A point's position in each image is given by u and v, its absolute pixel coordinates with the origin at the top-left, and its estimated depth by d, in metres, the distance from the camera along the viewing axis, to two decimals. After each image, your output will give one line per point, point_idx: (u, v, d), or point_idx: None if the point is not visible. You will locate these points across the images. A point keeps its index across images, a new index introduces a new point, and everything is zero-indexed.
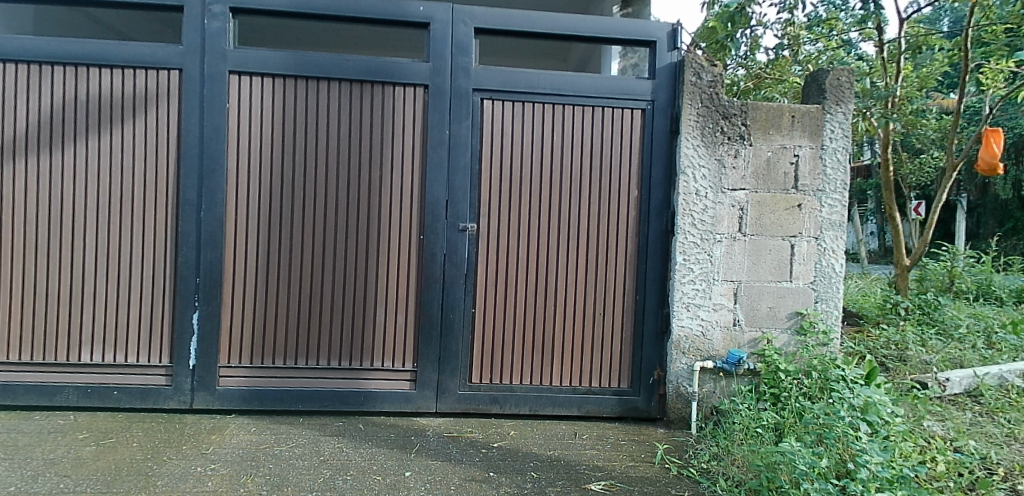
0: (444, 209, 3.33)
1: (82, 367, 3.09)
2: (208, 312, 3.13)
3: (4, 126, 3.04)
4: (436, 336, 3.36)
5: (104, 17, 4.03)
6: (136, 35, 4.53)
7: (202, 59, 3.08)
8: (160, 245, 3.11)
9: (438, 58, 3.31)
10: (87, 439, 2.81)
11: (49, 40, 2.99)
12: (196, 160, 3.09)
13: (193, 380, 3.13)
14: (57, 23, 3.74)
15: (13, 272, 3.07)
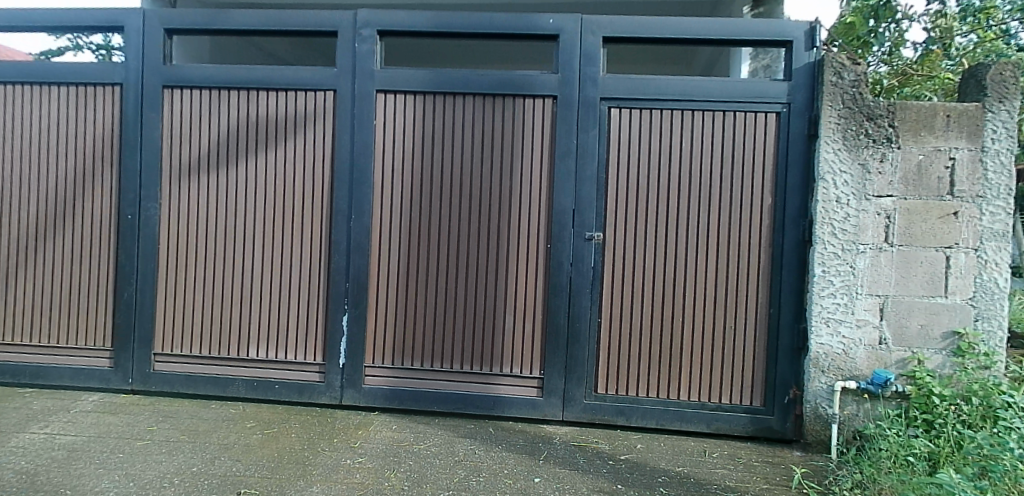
0: (571, 218, 3.35)
1: (250, 362, 3.36)
2: (355, 315, 3.34)
3: (185, 145, 3.30)
4: (562, 345, 3.38)
5: (264, 44, 4.44)
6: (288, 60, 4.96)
7: (353, 79, 3.29)
8: (315, 252, 3.33)
9: (567, 69, 3.35)
10: (255, 427, 3.09)
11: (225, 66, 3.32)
12: (346, 173, 3.31)
13: (342, 377, 3.35)
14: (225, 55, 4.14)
15: (189, 276, 3.35)
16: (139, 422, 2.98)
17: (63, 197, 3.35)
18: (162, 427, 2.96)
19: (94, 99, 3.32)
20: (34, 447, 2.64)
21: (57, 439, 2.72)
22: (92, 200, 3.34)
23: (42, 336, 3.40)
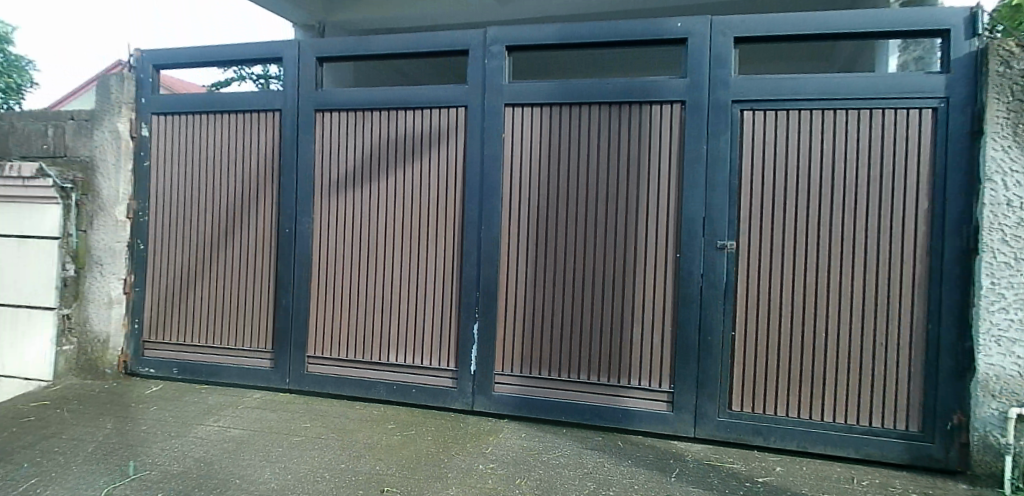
0: (701, 226, 3.24)
1: (390, 366, 3.52)
2: (485, 323, 3.42)
3: (335, 166, 3.54)
4: (693, 358, 3.26)
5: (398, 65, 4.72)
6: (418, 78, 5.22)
7: (483, 95, 3.39)
8: (448, 263, 3.45)
9: (696, 72, 3.24)
10: (394, 428, 3.23)
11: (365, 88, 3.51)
12: (477, 186, 3.40)
13: (473, 383, 3.43)
14: (350, 81, 4.47)
15: (339, 287, 3.57)
16: (295, 419, 3.19)
17: (230, 214, 3.66)
18: (315, 425, 3.15)
19: (260, 125, 3.63)
20: (210, 437, 2.87)
21: (228, 432, 2.94)
22: (255, 217, 3.64)
23: (212, 339, 3.71)
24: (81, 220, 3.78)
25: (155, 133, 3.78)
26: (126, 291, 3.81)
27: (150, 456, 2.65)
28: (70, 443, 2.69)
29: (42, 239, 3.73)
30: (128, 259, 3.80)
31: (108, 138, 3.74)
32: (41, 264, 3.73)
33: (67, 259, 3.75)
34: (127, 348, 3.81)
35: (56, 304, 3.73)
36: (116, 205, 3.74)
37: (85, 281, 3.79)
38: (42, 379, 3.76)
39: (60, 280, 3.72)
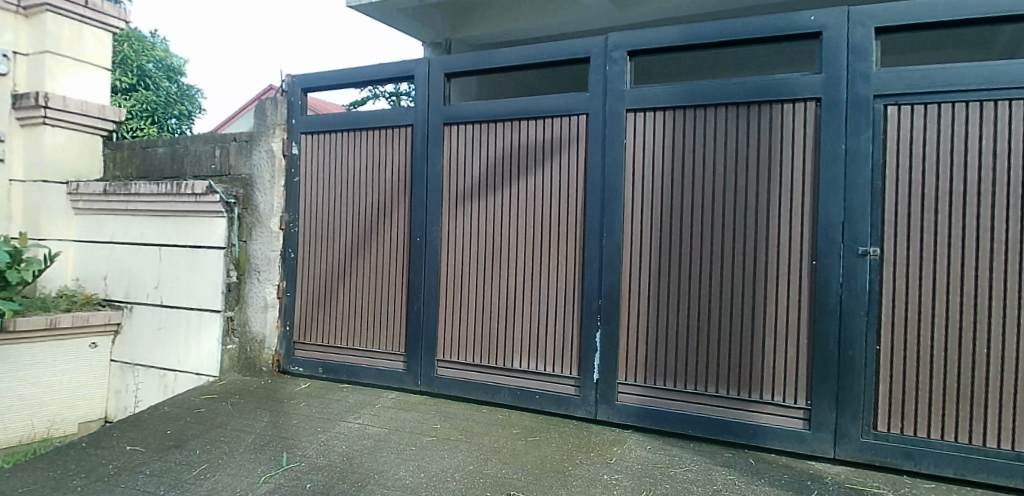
0: (840, 232, 2.72)
1: (516, 371, 3.25)
2: (609, 332, 3.11)
3: (461, 177, 3.30)
4: (833, 374, 2.72)
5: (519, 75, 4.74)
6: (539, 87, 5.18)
7: (604, 101, 3.15)
8: (571, 272, 3.18)
9: (832, 68, 2.76)
10: (519, 433, 3.05)
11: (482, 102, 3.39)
12: (598, 192, 3.13)
13: (596, 392, 3.13)
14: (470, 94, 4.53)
15: (470, 300, 3.30)
16: (426, 419, 3.11)
17: (366, 225, 3.42)
18: (444, 426, 3.07)
19: (394, 141, 3.40)
20: (351, 433, 2.92)
21: (367, 429, 2.97)
22: (388, 225, 3.38)
23: (349, 341, 3.42)
24: (241, 231, 3.55)
25: (303, 153, 3.55)
26: (279, 295, 3.56)
27: (301, 448, 2.76)
28: (232, 434, 2.82)
29: (206, 251, 3.48)
30: (281, 266, 3.56)
31: (264, 157, 3.54)
32: (207, 274, 3.48)
33: (230, 266, 3.50)
34: (279, 346, 3.54)
35: (221, 308, 3.47)
36: (270, 218, 3.52)
37: (245, 286, 3.54)
38: (211, 375, 3.46)
39: (224, 286, 3.47)
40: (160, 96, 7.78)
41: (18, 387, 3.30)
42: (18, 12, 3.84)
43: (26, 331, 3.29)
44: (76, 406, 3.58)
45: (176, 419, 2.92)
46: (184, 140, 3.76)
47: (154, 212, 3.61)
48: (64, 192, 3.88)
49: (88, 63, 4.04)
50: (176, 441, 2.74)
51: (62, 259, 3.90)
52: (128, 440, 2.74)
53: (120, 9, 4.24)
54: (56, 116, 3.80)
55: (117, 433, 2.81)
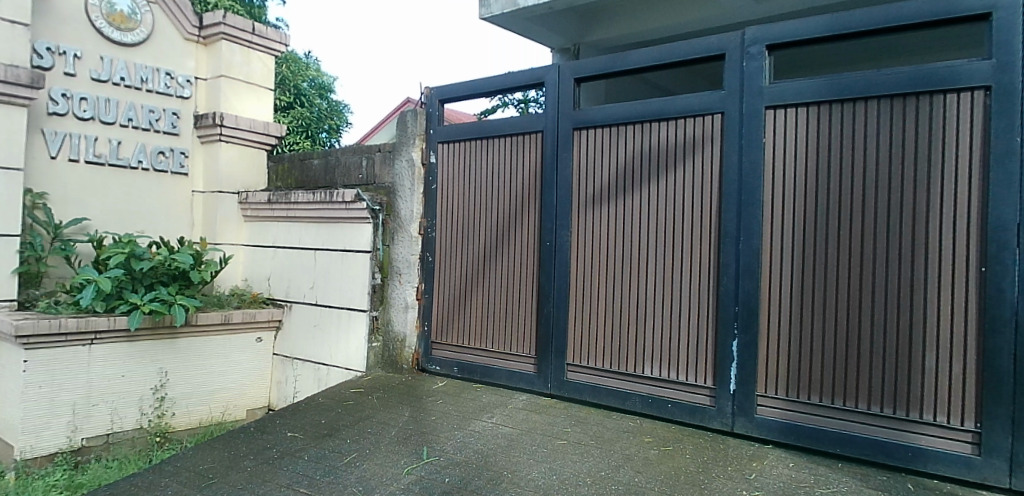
0: (1017, 234, 2.20)
1: (646, 378, 3.04)
2: (747, 341, 2.76)
3: (591, 180, 3.23)
4: (1007, 396, 2.21)
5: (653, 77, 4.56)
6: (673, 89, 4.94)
7: (742, 97, 2.82)
8: (704, 277, 2.88)
9: (1008, 51, 2.26)
10: (653, 442, 2.79)
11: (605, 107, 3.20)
12: (734, 189, 2.80)
13: (733, 403, 2.79)
14: (598, 98, 4.45)
15: (597, 304, 3.19)
16: (557, 423, 3.02)
17: (500, 228, 3.46)
18: (575, 431, 2.94)
19: (526, 148, 3.43)
20: (486, 432, 2.92)
21: (500, 429, 2.95)
22: (519, 232, 3.41)
23: (483, 341, 3.47)
24: (385, 235, 3.73)
25: (441, 161, 3.69)
26: (419, 297, 3.68)
27: (440, 444, 2.80)
28: (378, 427, 2.95)
29: (354, 254, 3.71)
30: (421, 270, 3.69)
31: (405, 166, 3.69)
32: (355, 276, 3.71)
33: (375, 269, 3.68)
34: (418, 345, 3.66)
35: (368, 308, 3.66)
36: (410, 223, 3.67)
37: (388, 289, 3.71)
38: (358, 370, 3.67)
39: (370, 287, 3.65)
40: (313, 113, 8.82)
41: (197, 375, 3.73)
42: (199, 43, 4.39)
43: (205, 325, 3.68)
44: (243, 393, 3.96)
45: (328, 409, 3.13)
46: (335, 152, 4.05)
47: (311, 218, 3.93)
48: (235, 201, 4.31)
49: (255, 86, 4.51)
50: (329, 431, 2.91)
51: (233, 262, 4.33)
52: (289, 427, 2.95)
53: (281, 34, 4.70)
54: (229, 133, 4.27)
55: (280, 420, 3.03)
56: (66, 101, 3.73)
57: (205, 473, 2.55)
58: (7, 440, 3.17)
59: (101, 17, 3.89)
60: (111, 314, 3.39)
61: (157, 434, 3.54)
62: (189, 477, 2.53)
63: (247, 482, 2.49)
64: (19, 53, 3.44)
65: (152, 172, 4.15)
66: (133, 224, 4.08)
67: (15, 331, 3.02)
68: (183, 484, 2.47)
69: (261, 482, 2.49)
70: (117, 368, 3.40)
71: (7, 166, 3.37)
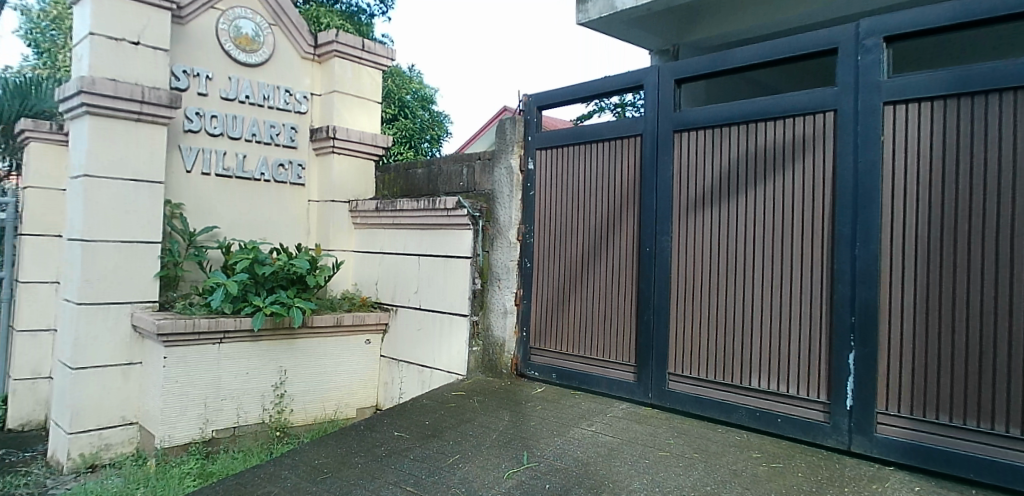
0: None
1: (751, 391, 2.88)
2: (865, 354, 2.53)
3: (692, 184, 3.12)
4: None
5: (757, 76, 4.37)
6: (781, 88, 4.70)
7: (857, 93, 2.61)
8: (817, 284, 2.69)
9: None
10: (760, 458, 2.60)
11: (706, 108, 3.08)
12: (849, 190, 2.61)
13: (849, 420, 2.56)
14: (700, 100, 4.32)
15: (698, 312, 3.07)
16: (658, 434, 2.89)
17: (598, 235, 3.43)
18: (678, 442, 2.80)
19: (624, 153, 3.37)
20: (586, 441, 2.85)
21: (600, 437, 2.88)
22: (617, 238, 3.36)
23: (580, 347, 3.45)
24: (485, 242, 3.81)
25: (539, 168, 3.70)
26: (518, 302, 3.71)
27: (539, 450, 2.78)
28: (479, 430, 2.99)
29: (456, 260, 3.81)
30: (519, 275, 3.72)
31: (505, 173, 3.77)
32: (456, 281, 3.80)
33: (475, 274, 3.77)
34: (517, 350, 3.69)
35: (468, 313, 3.76)
36: (509, 229, 3.71)
37: (488, 294, 3.78)
38: (458, 373, 3.74)
39: (471, 293, 3.75)
40: (416, 124, 9.20)
41: (311, 374, 3.95)
42: (314, 61, 4.67)
43: (318, 326, 3.90)
44: (353, 393, 4.15)
45: (432, 411, 3.22)
46: (437, 161, 4.17)
47: (415, 225, 4.08)
48: (346, 210, 4.56)
49: (364, 99, 4.74)
50: (434, 432, 2.99)
51: (344, 268, 4.58)
52: (396, 427, 3.05)
53: (388, 49, 4.91)
54: (341, 145, 4.49)
55: (388, 420, 3.14)
56: (199, 119, 4.09)
57: (319, 467, 2.68)
58: (150, 429, 3.50)
59: (229, 40, 4.23)
60: (237, 315, 3.66)
61: (277, 428, 3.76)
62: (306, 470, 2.66)
63: (358, 478, 2.59)
64: (160, 76, 3.79)
65: (273, 183, 4.47)
66: (255, 231, 4.39)
67: (158, 329, 3.33)
68: (300, 477, 2.61)
69: (371, 478, 2.59)
70: (242, 366, 3.68)
71: (148, 179, 3.73)
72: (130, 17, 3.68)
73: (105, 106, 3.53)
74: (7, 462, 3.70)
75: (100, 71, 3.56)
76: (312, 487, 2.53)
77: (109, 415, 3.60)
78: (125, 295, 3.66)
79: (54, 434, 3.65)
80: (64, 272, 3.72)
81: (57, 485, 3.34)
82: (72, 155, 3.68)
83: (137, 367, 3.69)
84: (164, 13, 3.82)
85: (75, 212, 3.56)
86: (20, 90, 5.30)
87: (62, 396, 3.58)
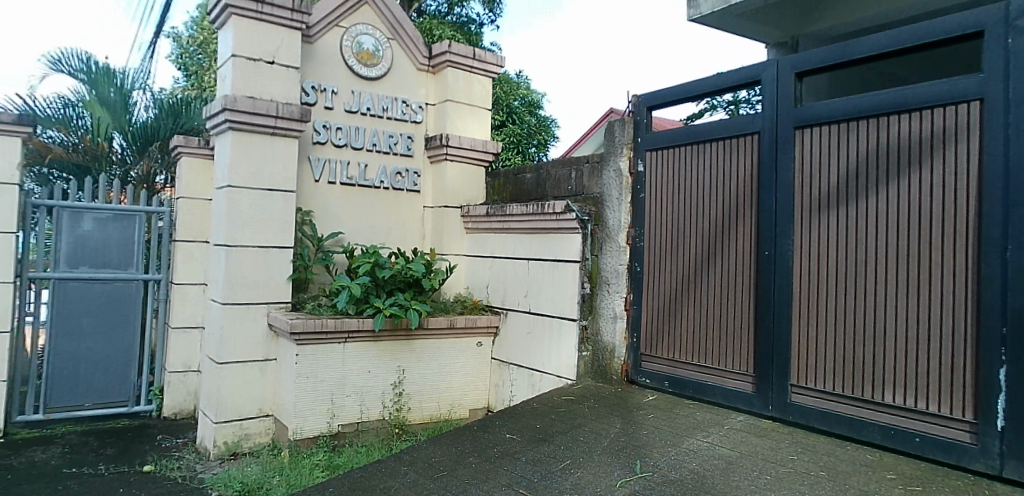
0: None
1: (884, 406, 2.59)
2: (1020, 369, 2.20)
3: (815, 184, 2.88)
4: None
5: None
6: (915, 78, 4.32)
7: (1007, 81, 2.29)
8: (959, 290, 2.38)
9: None
10: (897, 480, 2.32)
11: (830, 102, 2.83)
12: (999, 185, 2.28)
13: (1002, 443, 2.23)
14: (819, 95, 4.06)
15: (821, 321, 2.83)
16: (780, 449, 2.67)
17: (713, 239, 3.29)
18: (802, 459, 2.57)
19: (740, 153, 3.20)
20: (701, 453, 2.69)
21: (717, 450, 2.71)
22: (734, 243, 3.20)
23: (695, 355, 3.33)
24: (594, 246, 3.79)
25: (650, 169, 3.62)
26: (628, 307, 3.65)
27: (652, 459, 2.66)
28: (590, 436, 2.93)
29: (565, 264, 3.82)
30: (629, 279, 3.65)
31: (614, 176, 3.75)
32: (565, 286, 3.81)
33: (584, 278, 3.75)
34: (627, 356, 3.63)
35: (577, 317, 3.74)
36: (619, 233, 3.68)
37: (597, 298, 3.76)
38: (569, 379, 3.75)
39: (579, 297, 3.72)
40: (523, 130, 9.38)
41: (426, 375, 4.11)
42: (429, 72, 4.86)
43: (434, 328, 4.07)
44: (466, 394, 4.28)
45: (542, 415, 3.23)
46: (546, 166, 4.26)
47: (525, 230, 4.14)
48: (458, 215, 4.71)
49: (475, 107, 4.87)
50: (544, 436, 2.96)
51: (457, 271, 4.71)
52: (508, 429, 3.08)
53: (498, 56, 5.01)
54: (454, 153, 4.67)
55: (500, 422, 3.18)
56: (326, 131, 4.37)
57: (436, 465, 2.74)
58: (284, 422, 3.79)
59: (352, 56, 4.48)
60: (360, 316, 3.88)
61: (396, 425, 3.95)
62: (424, 467, 2.73)
63: (472, 477, 2.61)
64: (291, 92, 4.08)
65: (391, 190, 4.68)
66: (374, 237, 4.61)
67: (292, 327, 3.62)
68: (418, 473, 2.67)
69: (485, 479, 2.60)
70: (364, 365, 3.90)
71: (283, 189, 4.02)
72: (266, 39, 4.00)
73: (245, 122, 3.85)
74: (165, 447, 4.14)
75: (240, 89, 3.89)
76: (429, 484, 2.57)
77: (248, 407, 3.91)
78: (262, 296, 3.96)
79: (202, 423, 4.02)
80: (211, 275, 4.09)
81: (205, 470, 3.67)
82: (218, 168, 4.04)
83: (273, 363, 4.00)
84: (295, 33, 4.11)
85: (220, 219, 3.90)
86: (173, 110, 5.99)
87: (209, 388, 3.94)
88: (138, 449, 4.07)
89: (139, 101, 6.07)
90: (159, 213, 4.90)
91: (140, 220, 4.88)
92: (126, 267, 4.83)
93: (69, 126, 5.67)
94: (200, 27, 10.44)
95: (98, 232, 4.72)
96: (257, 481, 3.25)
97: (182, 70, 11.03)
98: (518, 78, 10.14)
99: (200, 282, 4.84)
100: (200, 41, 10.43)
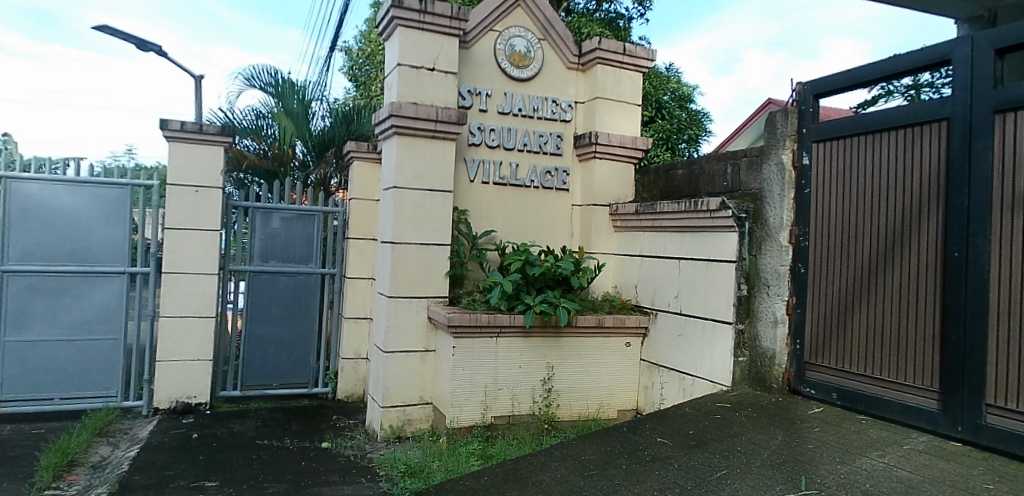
0: None
1: None
2: None
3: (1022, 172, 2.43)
4: None
5: None
6: None
7: None
8: None
9: None
10: None
11: None
12: None
13: None
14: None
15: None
16: (974, 476, 2.28)
17: (893, 239, 2.93)
18: (1002, 489, 2.16)
19: (924, 141, 2.81)
20: (874, 473, 2.38)
21: (894, 471, 2.38)
22: (917, 243, 2.82)
23: (870, 366, 3.01)
24: (752, 245, 3.59)
25: (815, 163, 3.36)
26: (790, 312, 3.42)
27: (820, 477, 2.39)
28: (749, 447, 2.76)
29: (719, 264, 3.70)
30: (791, 281, 3.43)
31: (775, 170, 3.52)
32: (721, 286, 3.68)
33: (740, 280, 3.60)
34: (789, 365, 3.40)
35: (733, 321, 3.60)
36: (780, 231, 3.45)
37: (755, 301, 3.56)
38: (723, 384, 3.61)
39: (736, 299, 3.58)
40: (673, 124, 9.12)
41: (574, 372, 4.21)
42: (578, 70, 4.90)
43: (582, 326, 4.16)
44: (614, 393, 4.32)
45: (696, 421, 3.12)
46: (699, 161, 4.14)
47: (677, 228, 4.06)
48: (606, 213, 4.70)
49: (624, 103, 4.81)
50: (698, 443, 2.86)
51: (605, 269, 4.72)
52: (659, 433, 3.01)
53: (648, 50, 4.92)
54: (603, 150, 4.64)
55: (650, 425, 3.12)
56: (480, 133, 4.56)
57: (587, 464, 2.71)
58: (442, 410, 4.04)
59: (505, 59, 4.62)
60: (512, 311, 4.06)
61: (545, 420, 4.09)
62: (574, 465, 2.72)
63: (623, 479, 2.54)
64: (449, 96, 4.29)
65: (541, 189, 4.76)
66: (524, 235, 4.72)
67: (450, 321, 3.84)
68: (569, 470, 2.66)
69: (636, 481, 2.52)
70: (516, 359, 4.07)
71: (441, 189, 4.24)
72: (428, 47, 4.25)
73: (409, 126, 4.11)
74: (339, 426, 4.56)
75: (405, 96, 4.16)
76: (579, 481, 2.55)
77: (411, 395, 4.19)
78: (423, 291, 4.22)
79: (371, 406, 4.37)
80: (379, 271, 4.42)
81: (374, 450, 3.99)
82: (385, 170, 4.35)
83: (431, 354, 4.25)
84: (453, 40, 4.31)
85: (387, 219, 4.23)
86: (346, 118, 6.57)
87: (377, 375, 4.27)
88: (317, 427, 4.51)
89: (318, 111, 6.67)
90: (332, 212, 5.38)
91: (318, 219, 5.39)
92: (307, 262, 5.35)
93: (261, 135, 6.51)
94: (368, 41, 11.16)
95: (285, 229, 5.28)
96: (419, 464, 3.48)
97: (354, 81, 11.78)
98: (668, 71, 9.86)
99: (369, 276, 5.33)
100: (368, 52, 11.12)
